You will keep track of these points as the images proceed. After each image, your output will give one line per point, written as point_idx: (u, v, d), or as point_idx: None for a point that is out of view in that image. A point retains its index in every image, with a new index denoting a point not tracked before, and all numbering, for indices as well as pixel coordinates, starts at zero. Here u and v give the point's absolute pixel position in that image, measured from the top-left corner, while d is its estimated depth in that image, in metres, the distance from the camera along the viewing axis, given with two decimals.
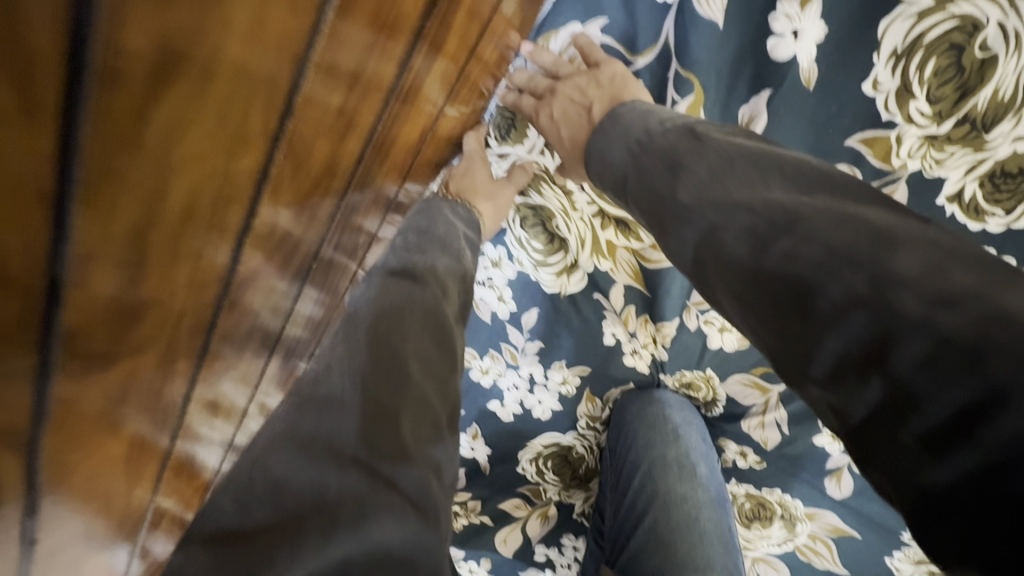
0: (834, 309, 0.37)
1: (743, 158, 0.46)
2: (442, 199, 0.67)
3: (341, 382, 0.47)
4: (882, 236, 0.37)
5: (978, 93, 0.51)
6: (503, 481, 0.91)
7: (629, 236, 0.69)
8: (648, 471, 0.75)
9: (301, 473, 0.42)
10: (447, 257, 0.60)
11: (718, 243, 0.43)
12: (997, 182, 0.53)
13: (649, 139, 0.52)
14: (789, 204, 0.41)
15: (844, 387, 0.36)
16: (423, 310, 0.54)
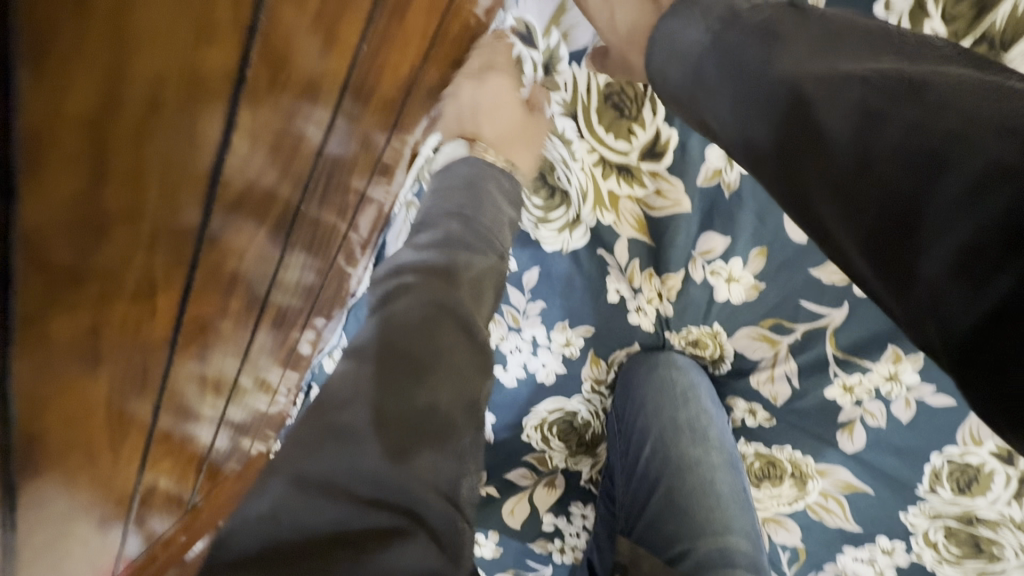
0: (965, 183, 0.33)
1: (847, 30, 0.45)
2: (483, 162, 0.61)
3: (369, 400, 0.40)
4: (1006, 127, 0.34)
5: (997, 9, 0.48)
6: (508, 450, 0.89)
7: (632, 182, 0.68)
8: (659, 437, 0.72)
9: (315, 509, 0.34)
10: (481, 253, 0.53)
11: (816, 118, 0.41)
12: None
13: (734, 17, 0.49)
14: (908, 73, 0.39)
15: (961, 273, 0.33)
16: (459, 319, 0.47)
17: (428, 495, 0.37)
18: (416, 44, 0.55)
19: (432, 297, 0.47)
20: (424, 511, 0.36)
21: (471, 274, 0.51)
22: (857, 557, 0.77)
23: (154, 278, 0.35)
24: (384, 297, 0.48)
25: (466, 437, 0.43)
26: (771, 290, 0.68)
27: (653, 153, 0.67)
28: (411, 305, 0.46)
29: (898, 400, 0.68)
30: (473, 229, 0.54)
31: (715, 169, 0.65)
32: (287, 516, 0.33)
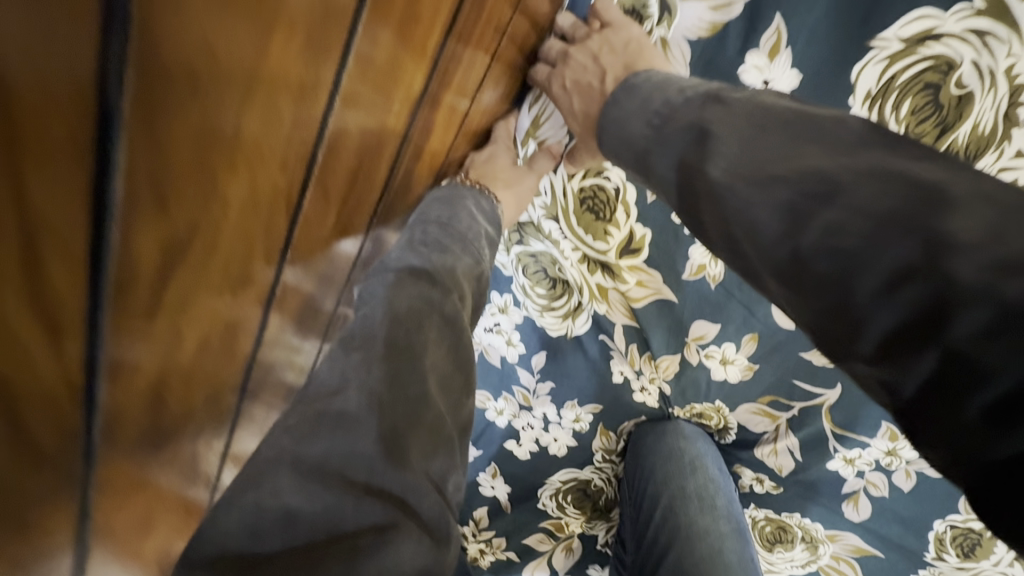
0: (887, 282, 0.33)
1: (779, 122, 0.42)
2: (466, 187, 0.64)
3: (357, 384, 0.40)
4: (906, 226, 0.33)
5: (958, 128, 0.51)
6: (526, 517, 0.92)
7: (615, 278, 0.70)
8: (668, 504, 0.75)
9: (312, 497, 0.34)
10: (466, 258, 0.56)
11: (749, 219, 0.39)
12: None
13: (669, 110, 0.49)
14: (826, 168, 0.37)
15: (895, 363, 0.33)
16: (441, 315, 0.48)
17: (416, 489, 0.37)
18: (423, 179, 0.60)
19: (422, 294, 0.48)
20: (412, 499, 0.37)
21: (455, 288, 0.52)
22: None
23: (196, 448, 0.40)
24: (369, 294, 0.48)
25: (453, 432, 0.43)
26: (766, 371, 0.70)
27: (629, 250, 0.69)
28: (400, 297, 0.47)
29: (899, 471, 0.71)
30: (451, 233, 0.57)
31: (699, 263, 0.68)
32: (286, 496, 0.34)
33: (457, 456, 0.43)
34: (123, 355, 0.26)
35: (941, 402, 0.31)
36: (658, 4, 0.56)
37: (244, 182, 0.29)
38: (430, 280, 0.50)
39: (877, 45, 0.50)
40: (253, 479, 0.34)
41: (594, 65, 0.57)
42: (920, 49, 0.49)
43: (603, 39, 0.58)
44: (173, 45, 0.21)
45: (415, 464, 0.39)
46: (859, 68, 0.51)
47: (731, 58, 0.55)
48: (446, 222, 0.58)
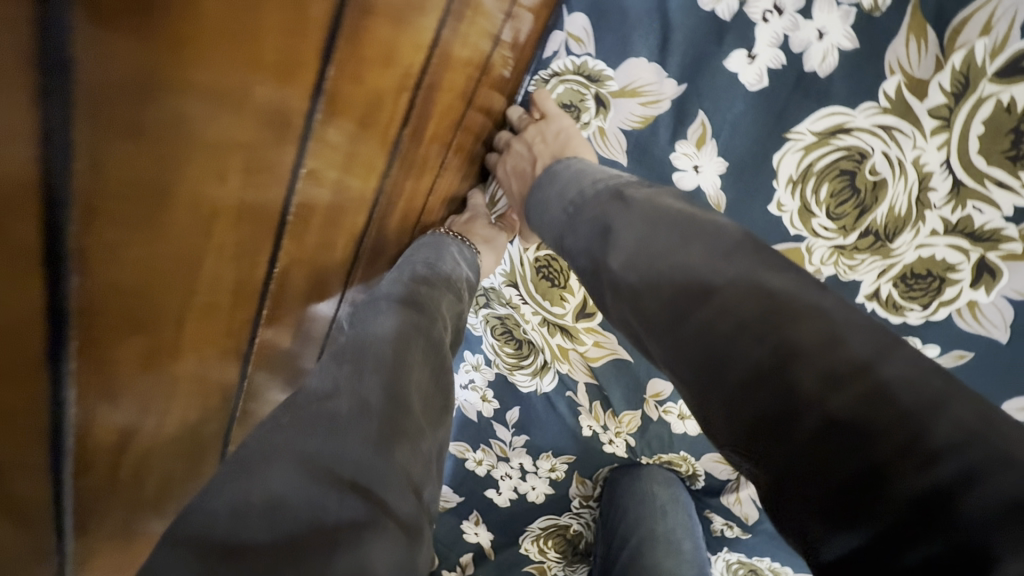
0: (745, 381, 0.37)
1: (668, 220, 0.45)
2: (448, 236, 0.67)
3: (347, 390, 0.44)
4: (762, 331, 0.37)
5: (875, 210, 0.56)
6: (509, 562, 0.94)
7: (573, 340, 0.73)
8: (637, 544, 0.79)
9: (302, 492, 0.36)
10: (449, 295, 0.60)
11: (642, 308, 0.43)
12: (909, 282, 0.58)
13: (581, 201, 0.52)
14: (700, 270, 0.40)
15: (755, 456, 0.37)
16: (426, 341, 0.53)
17: (393, 491, 0.40)
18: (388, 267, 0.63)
19: (409, 320, 0.53)
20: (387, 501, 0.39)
21: (440, 321, 0.57)
22: None
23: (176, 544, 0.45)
24: (364, 318, 0.53)
25: (430, 446, 0.46)
26: None
27: (585, 314, 0.71)
28: (394, 321, 0.52)
29: None
30: (439, 275, 0.61)
31: None
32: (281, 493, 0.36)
33: (431, 476, 0.46)
34: (102, 492, 0.32)
35: (793, 490, 0.35)
36: (594, 98, 0.61)
37: (195, 350, 0.33)
38: (417, 307, 0.55)
39: (793, 137, 0.56)
40: (244, 470, 0.37)
41: (529, 153, 0.62)
42: (833, 140, 0.55)
43: (538, 130, 0.62)
44: (119, 298, 0.25)
45: (394, 473, 0.41)
46: (779, 156, 0.57)
47: (664, 147, 0.60)
48: (433, 262, 0.62)
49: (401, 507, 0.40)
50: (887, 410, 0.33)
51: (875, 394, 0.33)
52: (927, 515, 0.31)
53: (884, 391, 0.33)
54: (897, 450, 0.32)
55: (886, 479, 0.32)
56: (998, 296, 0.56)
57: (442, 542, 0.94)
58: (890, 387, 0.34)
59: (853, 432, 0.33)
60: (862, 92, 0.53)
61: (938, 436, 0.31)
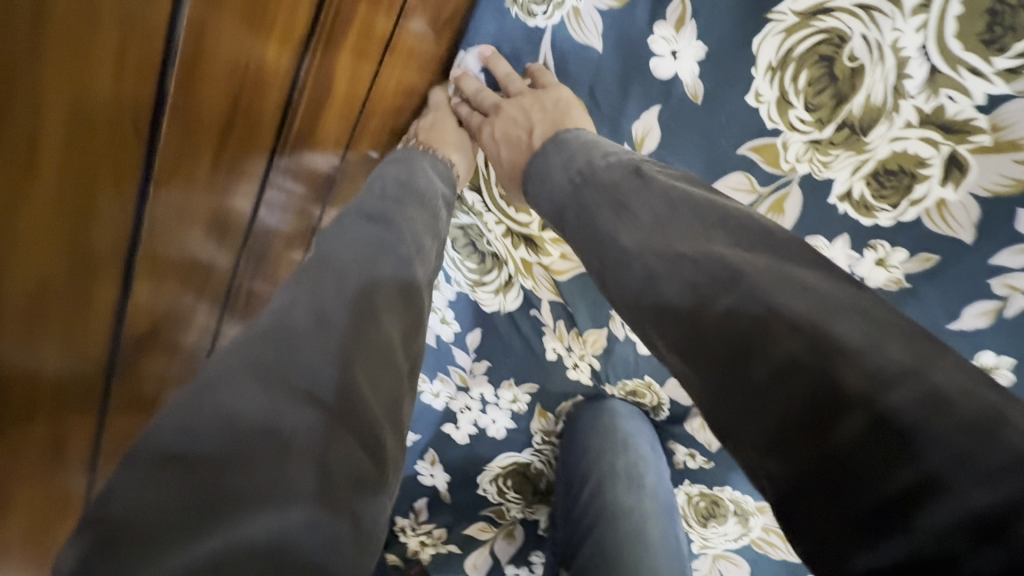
0: (771, 376, 0.37)
1: (686, 205, 0.49)
2: (419, 152, 0.62)
3: (303, 302, 0.37)
4: (795, 323, 0.38)
5: (852, 100, 0.54)
6: (466, 505, 0.90)
7: (538, 252, 0.70)
8: (597, 481, 0.75)
9: (250, 402, 0.30)
10: (416, 206, 0.54)
11: (659, 292, 0.45)
12: (881, 180, 0.57)
13: (592, 172, 0.55)
14: (726, 255, 0.43)
15: (779, 452, 0.36)
16: (396, 259, 0.46)
17: (369, 409, 0.34)
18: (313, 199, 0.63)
19: (371, 236, 0.46)
20: (353, 448, 0.31)
21: (414, 242, 0.49)
22: None
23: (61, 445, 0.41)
24: (330, 235, 0.46)
25: (403, 363, 0.40)
26: None
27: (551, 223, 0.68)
28: (354, 236, 0.45)
29: None
30: (408, 191, 0.55)
31: None
32: (211, 409, 0.29)
33: (405, 395, 0.40)
34: None
35: (818, 494, 0.34)
36: None
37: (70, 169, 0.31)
38: (383, 222, 0.49)
39: (774, 19, 0.54)
40: (196, 390, 0.30)
41: (524, 120, 0.63)
42: (814, 22, 0.53)
43: (536, 97, 0.62)
44: None
45: (366, 395, 0.34)
46: (759, 40, 0.55)
47: (641, 30, 0.57)
48: (404, 181, 0.56)
49: (373, 431, 0.33)
50: (940, 416, 0.32)
51: (930, 396, 0.33)
52: (977, 537, 0.28)
53: (937, 392, 0.33)
54: (946, 463, 0.31)
55: (937, 487, 0.30)
56: (966, 194, 0.55)
57: None
58: (942, 389, 0.33)
59: (898, 439, 0.32)
60: None
61: (989, 458, 0.30)
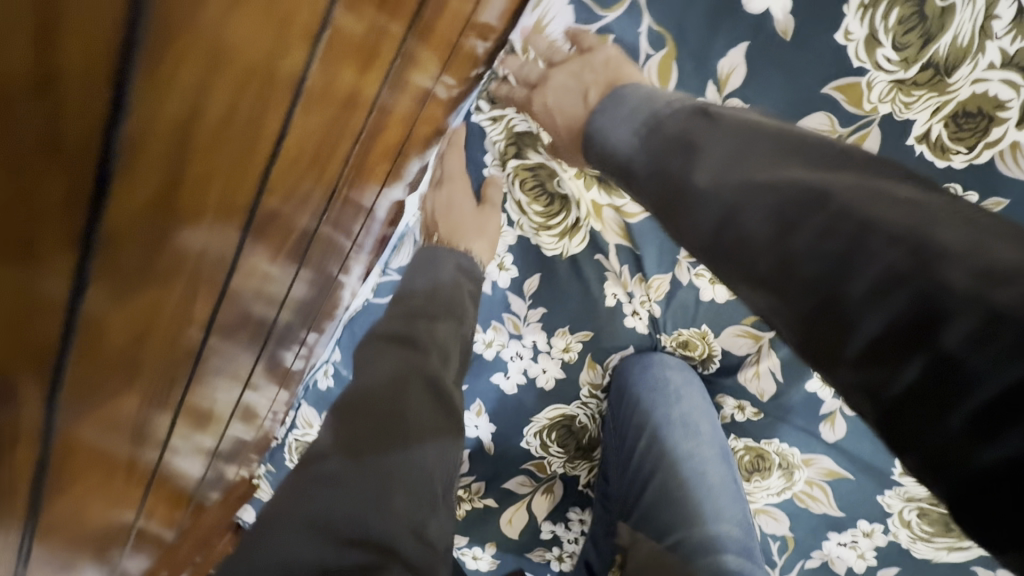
0: (876, 288, 0.38)
1: (757, 141, 0.48)
2: (441, 248, 0.71)
3: (342, 441, 0.52)
4: (895, 233, 0.39)
5: (939, 40, 0.56)
6: (508, 458, 0.90)
7: (610, 194, 0.76)
8: (654, 432, 0.76)
9: (297, 549, 0.43)
10: (442, 320, 0.64)
11: (738, 226, 0.46)
12: (960, 122, 0.58)
13: (657, 121, 0.54)
14: (814, 180, 0.43)
15: (882, 365, 0.38)
16: (424, 378, 0.58)
17: (405, 537, 0.47)
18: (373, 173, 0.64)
19: (403, 362, 0.59)
20: (398, 537, 0.47)
21: (439, 351, 0.61)
22: (841, 542, 0.83)
23: (167, 366, 0.41)
24: (364, 359, 0.60)
25: (438, 488, 0.53)
26: None
27: None
28: (385, 365, 0.58)
29: None
30: (436, 300, 0.65)
31: None
32: (326, 510, 0.46)
33: (439, 509, 0.52)
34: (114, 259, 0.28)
35: (936, 393, 0.35)
36: None
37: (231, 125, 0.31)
38: (409, 344, 0.60)
39: None
40: (266, 525, 0.46)
41: (577, 86, 0.63)
42: None
43: (584, 61, 0.63)
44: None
45: (418, 513, 0.49)
46: None
47: None
48: (429, 284, 0.67)
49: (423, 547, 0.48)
50: None
51: None
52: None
53: None
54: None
55: None
56: None
57: None
58: None
59: (1011, 341, 0.33)
60: None
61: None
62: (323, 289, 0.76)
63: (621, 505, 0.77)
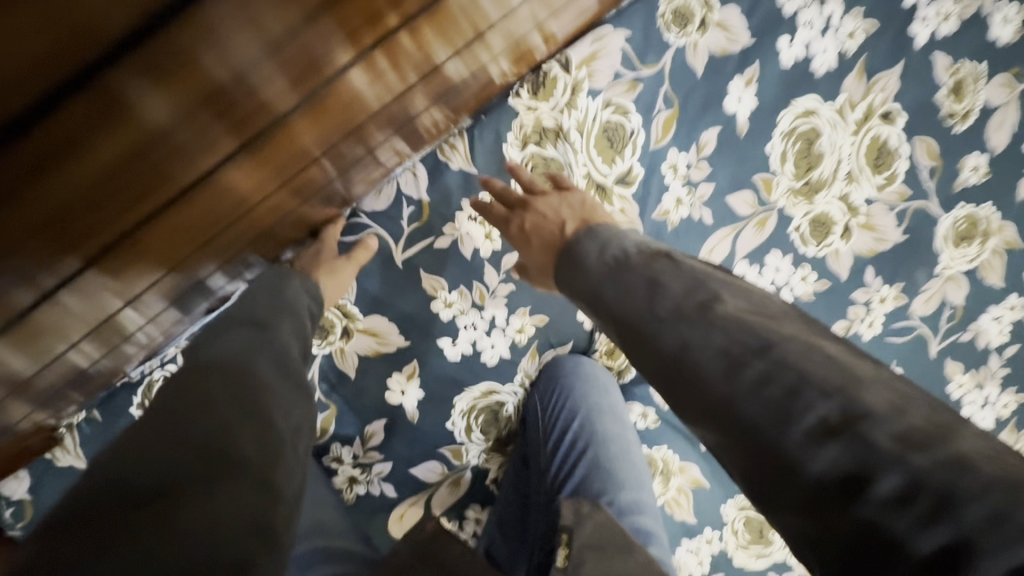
0: (807, 439, 0.40)
1: (700, 281, 0.54)
2: (293, 272, 0.70)
3: (193, 392, 0.44)
4: (825, 390, 0.42)
5: (814, 170, 0.89)
6: (428, 436, 0.89)
7: (604, 200, 0.85)
8: (585, 415, 0.85)
9: (139, 474, 0.37)
10: (284, 316, 0.59)
11: (690, 358, 0.48)
12: (815, 225, 0.92)
13: (624, 257, 0.60)
14: (755, 324, 0.48)
15: (824, 515, 0.38)
16: (269, 353, 0.52)
17: (260, 463, 0.42)
18: (385, 126, 0.71)
19: (250, 341, 0.52)
20: (245, 461, 0.41)
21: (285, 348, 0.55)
22: (689, 549, 0.99)
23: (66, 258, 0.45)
24: (215, 335, 0.53)
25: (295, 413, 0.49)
26: None
27: (624, 181, 0.85)
28: (225, 340, 0.51)
29: None
30: (279, 301, 0.62)
31: (666, 208, 0.87)
32: (163, 441, 0.40)
33: (291, 457, 0.45)
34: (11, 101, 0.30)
35: (872, 555, 0.36)
36: (700, 19, 0.82)
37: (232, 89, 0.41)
38: (257, 326, 0.55)
39: (791, 104, 0.87)
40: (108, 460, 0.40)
41: (555, 216, 0.71)
42: (808, 117, 0.88)
43: (563, 199, 0.73)
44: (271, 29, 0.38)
45: (265, 450, 0.43)
46: (781, 114, 0.87)
47: (726, 78, 0.85)
48: (272, 291, 0.63)
49: (263, 473, 0.41)
50: (968, 473, 0.36)
51: (952, 460, 0.36)
52: None
53: (960, 458, 0.37)
54: (978, 526, 0.34)
55: (976, 546, 0.33)
56: (847, 248, 0.94)
57: (362, 400, 0.86)
58: (964, 455, 0.37)
59: (930, 504, 0.35)
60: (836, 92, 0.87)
61: (1021, 513, 0.33)
62: (306, 193, 0.72)
63: (551, 486, 0.81)
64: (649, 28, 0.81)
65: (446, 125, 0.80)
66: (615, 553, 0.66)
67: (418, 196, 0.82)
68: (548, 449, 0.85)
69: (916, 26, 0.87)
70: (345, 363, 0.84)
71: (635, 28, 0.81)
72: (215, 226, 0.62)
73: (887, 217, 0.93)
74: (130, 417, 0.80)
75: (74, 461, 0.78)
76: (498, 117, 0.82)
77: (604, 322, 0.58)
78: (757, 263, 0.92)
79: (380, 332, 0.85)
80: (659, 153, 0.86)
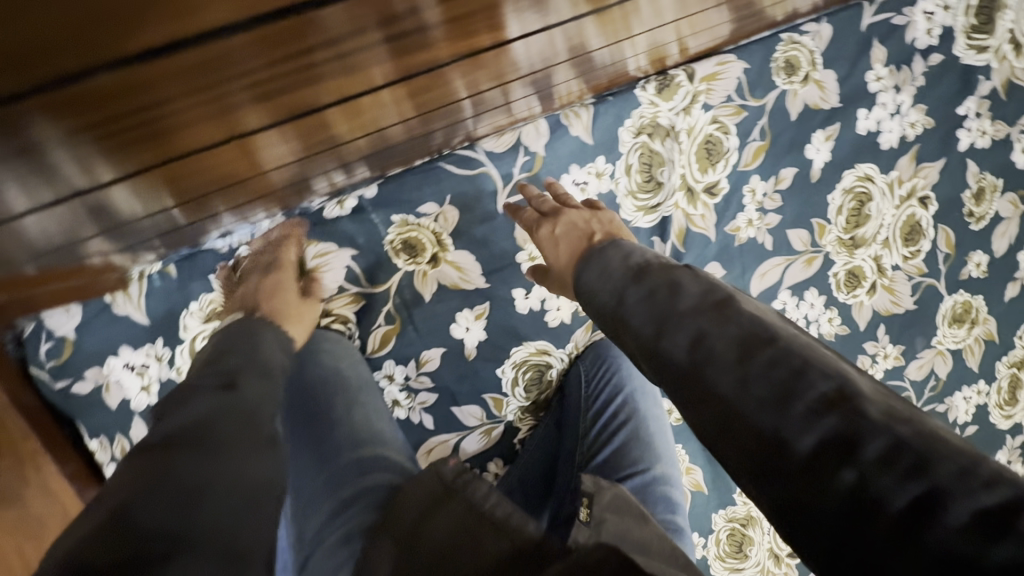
0: (808, 412, 0.40)
1: (712, 282, 0.53)
2: (256, 323, 0.62)
3: (173, 460, 0.40)
4: (829, 372, 0.42)
5: (861, 228, 1.02)
6: (477, 377, 0.91)
7: (690, 202, 0.94)
8: (631, 392, 0.89)
9: (126, 539, 0.35)
10: (258, 377, 0.52)
11: (706, 346, 0.47)
12: (851, 275, 1.04)
13: (642, 263, 0.59)
14: (756, 315, 0.48)
15: (812, 471, 0.39)
16: (242, 415, 0.47)
17: (238, 526, 0.39)
18: (538, 82, 0.77)
19: (218, 404, 0.46)
20: (214, 534, 0.37)
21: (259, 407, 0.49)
22: None
23: (183, 126, 0.48)
24: (197, 390, 0.48)
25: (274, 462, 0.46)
26: None
27: (711, 191, 0.95)
28: (197, 408, 0.46)
29: None
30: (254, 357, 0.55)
31: (738, 225, 0.97)
32: (141, 514, 0.37)
33: (265, 511, 0.42)
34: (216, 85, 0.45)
35: (859, 519, 0.37)
36: (804, 74, 0.95)
37: (361, 70, 0.52)
38: (228, 389, 0.49)
39: (855, 167, 1.01)
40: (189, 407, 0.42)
41: (583, 225, 0.74)
42: (866, 181, 1.01)
43: (593, 213, 0.76)
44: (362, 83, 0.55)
45: (234, 516, 0.39)
46: (846, 173, 1.00)
47: (812, 129, 0.97)
48: (251, 336, 0.58)
49: (235, 536, 0.38)
50: (942, 445, 0.38)
51: (926, 432, 0.38)
52: (988, 533, 0.33)
53: (930, 431, 0.39)
54: (951, 476, 0.36)
55: (949, 494, 0.35)
56: (869, 303, 1.06)
57: (428, 326, 0.88)
58: (938, 431, 0.39)
59: (909, 463, 0.37)
60: (890, 167, 1.02)
61: (982, 470, 0.36)
62: (436, 120, 0.75)
63: (585, 452, 0.84)
64: (764, 68, 0.93)
65: (578, 96, 0.87)
66: (633, 519, 0.66)
67: (535, 149, 0.88)
68: (589, 419, 0.88)
69: (961, 133, 1.04)
70: (423, 286, 0.87)
71: (753, 64, 0.92)
72: (301, 146, 0.64)
73: (905, 286, 1.07)
74: (206, 281, 0.79)
75: (131, 311, 0.77)
76: (623, 102, 0.89)
77: (623, 321, 0.55)
78: (796, 296, 1.02)
79: (464, 268, 0.88)
80: (744, 174, 0.96)
